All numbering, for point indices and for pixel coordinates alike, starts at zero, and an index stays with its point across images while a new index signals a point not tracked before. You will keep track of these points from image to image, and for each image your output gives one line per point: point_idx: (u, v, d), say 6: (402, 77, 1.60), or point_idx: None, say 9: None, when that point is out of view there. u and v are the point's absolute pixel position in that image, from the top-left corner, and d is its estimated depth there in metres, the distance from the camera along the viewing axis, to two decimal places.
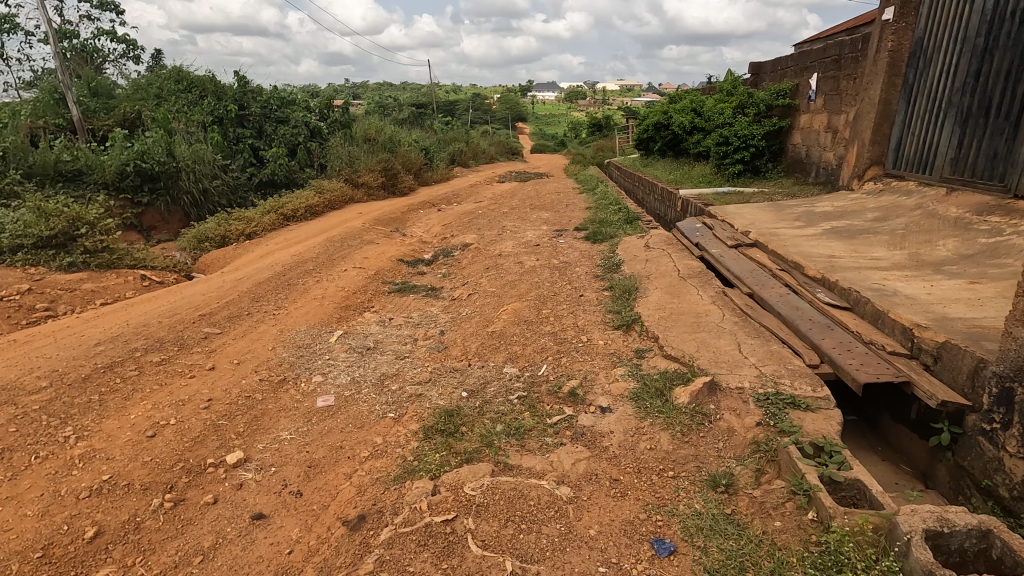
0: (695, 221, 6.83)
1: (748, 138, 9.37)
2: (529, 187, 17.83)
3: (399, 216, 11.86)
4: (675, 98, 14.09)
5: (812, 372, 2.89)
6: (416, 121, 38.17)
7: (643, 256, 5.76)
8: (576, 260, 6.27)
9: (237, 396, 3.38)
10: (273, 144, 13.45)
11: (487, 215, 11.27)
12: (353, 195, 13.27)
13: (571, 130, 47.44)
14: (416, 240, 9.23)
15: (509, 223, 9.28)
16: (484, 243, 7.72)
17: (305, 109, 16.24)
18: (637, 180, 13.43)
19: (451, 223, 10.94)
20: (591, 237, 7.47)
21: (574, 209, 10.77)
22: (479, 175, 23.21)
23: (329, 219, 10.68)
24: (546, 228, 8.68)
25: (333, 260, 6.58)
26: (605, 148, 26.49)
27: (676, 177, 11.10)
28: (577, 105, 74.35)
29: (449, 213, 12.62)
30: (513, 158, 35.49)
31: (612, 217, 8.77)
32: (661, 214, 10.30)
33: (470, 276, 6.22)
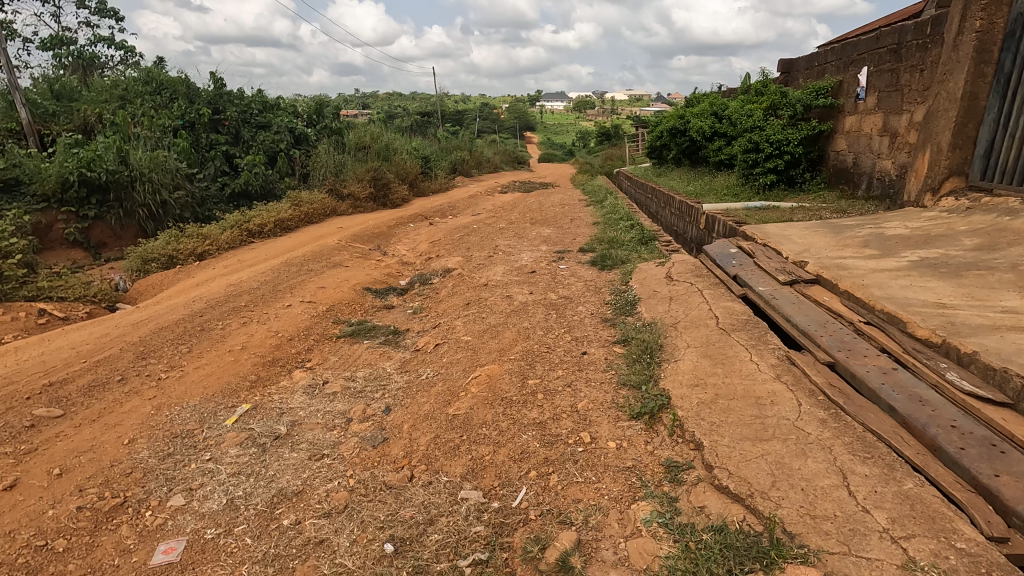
0: (726, 244, 5.52)
1: (783, 144, 8.06)
2: (532, 199, 16.58)
3: (383, 231, 10.64)
4: (692, 101, 12.80)
5: (1008, 560, 1.56)
6: (419, 130, 37.14)
7: (665, 293, 4.46)
8: (578, 294, 4.97)
9: (20, 548, 2.10)
10: (251, 151, 12.30)
11: (481, 231, 10.01)
12: (337, 207, 12.07)
13: (579, 139, 46.24)
14: (395, 261, 7.99)
15: (503, 242, 7.99)
16: (469, 268, 6.44)
17: (291, 114, 15.10)
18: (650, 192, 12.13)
19: (440, 240, 9.69)
20: (598, 262, 6.17)
21: (580, 225, 9.50)
22: (481, 185, 22.01)
23: (301, 234, 9.48)
24: (546, 248, 7.39)
25: (277, 290, 5.31)
26: (614, 157, 25.20)
27: (696, 189, 9.81)
28: (585, 115, 73.40)
29: (441, 228, 11.39)
30: (518, 167, 34.29)
31: (623, 236, 7.48)
32: (679, 231, 9.02)
33: (445, 314, 4.94)
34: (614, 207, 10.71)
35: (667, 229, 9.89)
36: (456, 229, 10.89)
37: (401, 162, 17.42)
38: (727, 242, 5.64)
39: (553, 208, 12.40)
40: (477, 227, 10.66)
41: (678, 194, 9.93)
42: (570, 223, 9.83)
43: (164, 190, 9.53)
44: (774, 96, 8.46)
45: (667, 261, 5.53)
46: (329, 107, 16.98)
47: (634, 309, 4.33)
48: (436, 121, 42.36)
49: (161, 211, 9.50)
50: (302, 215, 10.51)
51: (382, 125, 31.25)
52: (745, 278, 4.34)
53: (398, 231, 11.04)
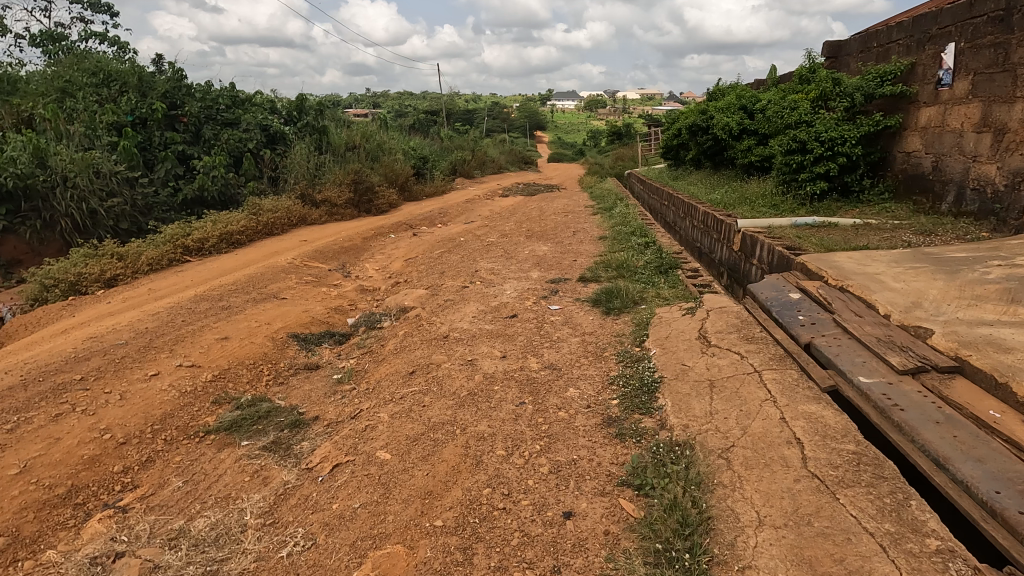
0: (780, 283, 3.94)
1: (836, 143, 6.45)
2: (535, 204, 15.04)
3: (354, 246, 9.15)
4: (714, 94, 11.16)
5: None
6: (422, 129, 35.62)
7: (701, 375, 2.90)
8: (568, 363, 3.43)
9: None
10: (211, 152, 10.86)
11: (467, 246, 8.47)
12: (307, 216, 10.61)
13: (590, 139, 44.55)
14: (352, 290, 6.48)
15: (486, 266, 6.44)
16: (431, 306, 4.91)
17: (266, 111, 13.64)
18: (667, 200, 10.53)
19: (416, 258, 8.16)
20: (602, 302, 4.61)
21: (583, 242, 7.94)
22: (483, 188, 20.46)
23: (251, 250, 8.03)
24: (537, 276, 5.85)
25: (149, 347, 3.82)
26: (625, 158, 23.51)
27: (723, 198, 8.22)
28: (596, 114, 71.72)
29: (425, 240, 9.89)
30: (525, 168, 32.62)
31: (634, 261, 5.91)
32: (703, 250, 7.46)
33: (377, 390, 3.41)
34: (624, 219, 9.14)
35: (688, 245, 8.31)
36: (440, 243, 9.40)
37: (391, 163, 15.91)
38: (780, 278, 4.08)
39: (554, 217, 10.81)
40: (463, 241, 9.13)
41: (701, 204, 8.35)
42: (571, 239, 8.25)
43: (93, 197, 8.12)
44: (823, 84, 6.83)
45: (696, 308, 3.96)
46: (311, 103, 15.51)
47: (654, 403, 2.77)
48: (441, 121, 40.88)
49: (89, 222, 8.09)
50: (260, 224, 9.06)
51: (381, 123, 29.77)
52: (828, 354, 2.78)
53: (373, 244, 9.54)
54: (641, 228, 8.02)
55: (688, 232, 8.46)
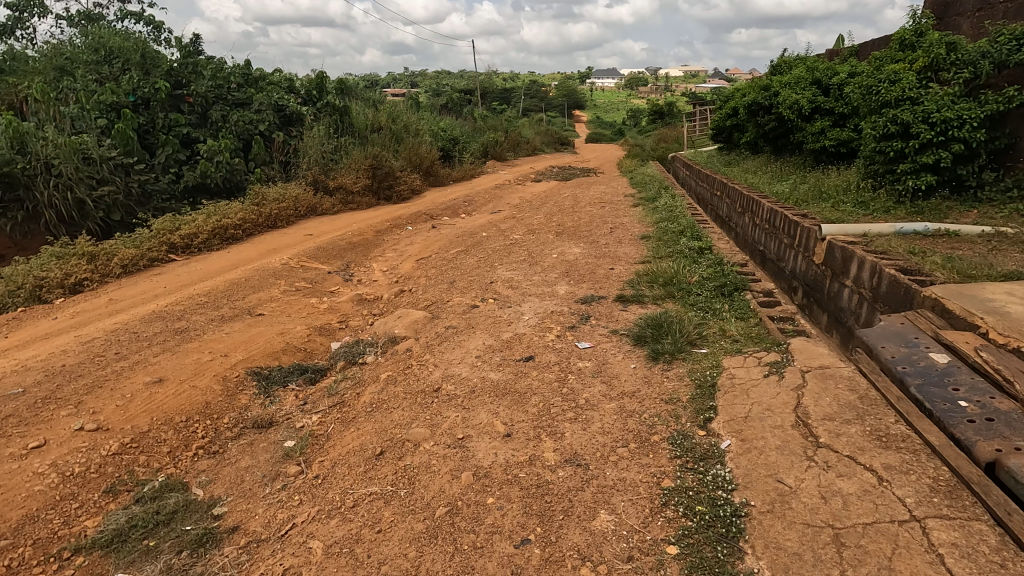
0: (909, 332, 2.75)
1: (950, 126, 5.05)
2: (569, 191, 13.85)
3: (364, 242, 8.24)
4: (778, 67, 9.64)
5: None
6: (455, 109, 34.45)
7: (816, 514, 1.80)
8: (600, 454, 2.36)
9: None
10: (219, 136, 10.08)
11: (487, 243, 7.42)
12: (318, 204, 9.75)
13: (629, 118, 42.51)
14: (348, 300, 5.55)
15: (502, 274, 5.37)
16: (426, 335, 3.90)
17: (281, 91, 12.78)
18: (721, 190, 9.18)
19: (428, 258, 7.18)
20: (646, 341, 3.50)
21: (621, 243, 6.76)
22: (515, 172, 19.29)
23: (247, 247, 7.21)
24: (564, 291, 4.77)
25: (50, 399, 2.93)
26: (667, 140, 21.88)
27: (793, 192, 6.88)
28: (637, 92, 68.95)
29: (443, 235, 8.90)
30: (560, 149, 31.14)
31: (686, 275, 4.73)
32: (768, 256, 6.21)
33: (327, 483, 2.42)
34: (670, 214, 7.89)
35: (748, 248, 7.05)
36: (460, 238, 8.39)
37: (415, 146, 14.91)
38: (905, 322, 2.89)
39: (589, 208, 9.61)
40: (483, 237, 8.09)
41: (765, 198, 7.03)
42: (608, 239, 7.08)
43: (81, 186, 7.41)
44: (932, 51, 5.40)
45: (783, 365, 2.81)
46: (332, 81, 14.58)
47: (740, 568, 1.68)
48: (475, 99, 39.60)
49: (76, 213, 7.38)
50: (262, 215, 8.24)
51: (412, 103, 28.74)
52: None
53: (385, 239, 8.62)
54: (693, 226, 6.79)
55: (748, 232, 7.17)
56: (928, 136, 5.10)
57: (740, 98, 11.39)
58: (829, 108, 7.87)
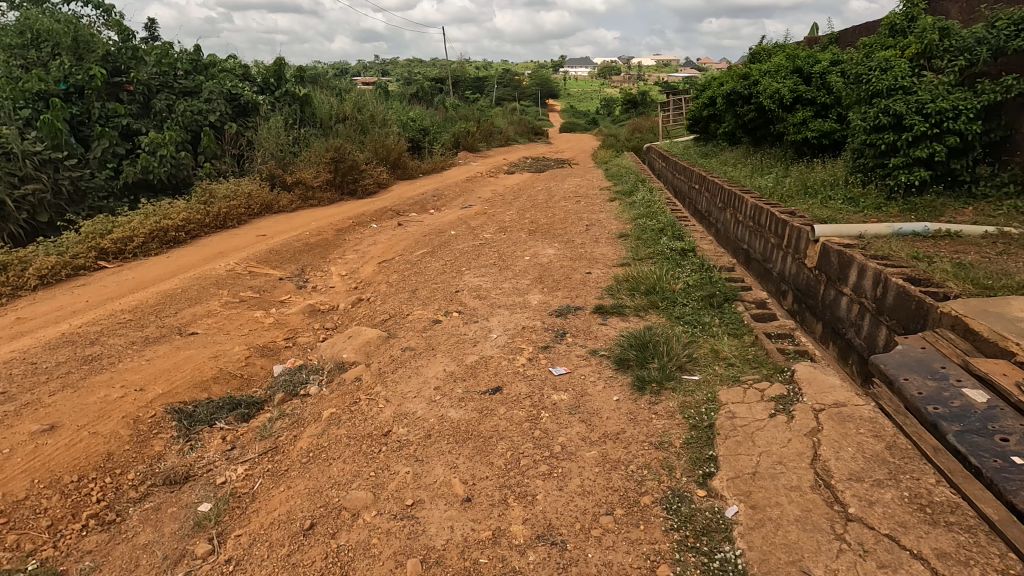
0: (935, 360, 2.37)
1: (945, 117, 4.73)
2: (543, 184, 13.39)
3: (323, 242, 7.65)
4: (756, 55, 9.30)
5: None
6: (425, 98, 33.55)
7: None
8: (579, 527, 1.92)
9: None
10: (163, 128, 9.29)
11: (455, 244, 6.91)
12: (274, 201, 9.09)
13: (603, 108, 42.14)
14: (298, 313, 5.00)
15: (469, 282, 4.89)
16: (380, 359, 3.41)
17: (235, 79, 11.96)
18: (700, 184, 8.82)
19: (391, 261, 6.64)
20: (630, 366, 3.07)
21: (598, 243, 6.33)
22: (487, 163, 18.73)
23: (190, 250, 6.57)
24: (536, 302, 4.32)
25: None
26: (641, 131, 21.54)
27: (777, 187, 6.54)
28: (610, 81, 68.75)
29: (408, 234, 8.35)
30: (534, 139, 30.61)
31: (670, 282, 4.32)
32: (753, 256, 5.86)
33: (241, 571, 1.93)
34: (648, 211, 7.49)
35: (730, 246, 6.70)
36: (427, 238, 7.87)
37: (381, 137, 14.24)
38: (926, 345, 2.51)
39: (563, 204, 9.16)
40: (451, 237, 7.58)
41: (748, 193, 6.68)
42: (584, 238, 6.64)
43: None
44: (924, 37, 5.06)
45: (791, 401, 2.40)
46: (291, 69, 13.75)
47: None
48: (447, 89, 38.71)
49: None
50: (209, 214, 7.57)
51: (380, 91, 27.78)
52: None
53: (346, 239, 8.04)
54: (673, 224, 6.40)
55: (730, 229, 6.82)
56: (922, 128, 4.77)
57: (717, 87, 11.04)
58: (811, 98, 7.55)
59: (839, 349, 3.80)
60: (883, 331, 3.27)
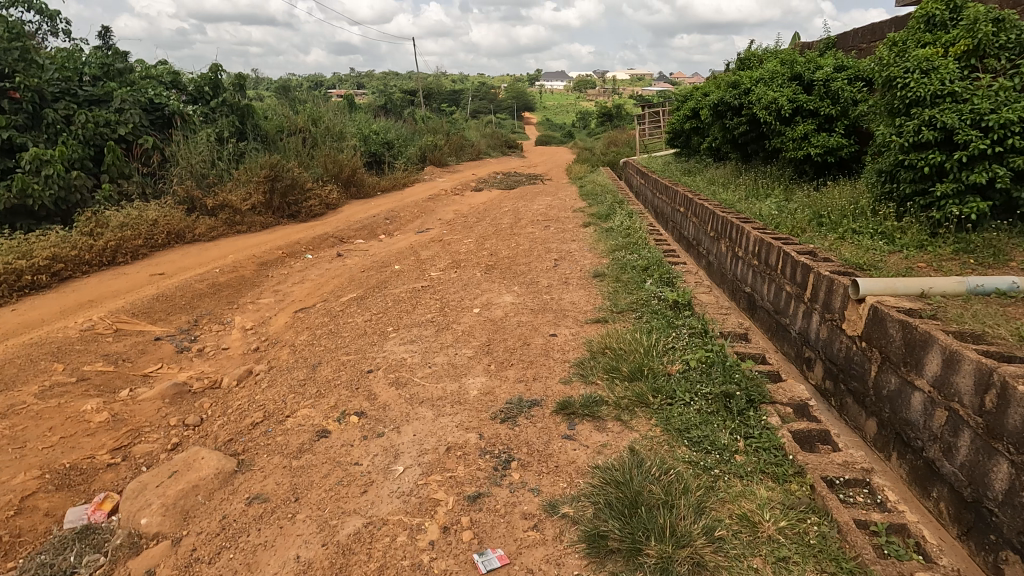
0: None
1: (1011, 132, 3.62)
2: (512, 203, 12.18)
3: (235, 283, 6.28)
4: (744, 62, 8.29)
5: None
6: (394, 110, 32.21)
7: None
8: None
9: None
10: (56, 142, 7.83)
11: (392, 286, 5.61)
12: (190, 226, 7.70)
13: (579, 120, 41.36)
14: (155, 399, 3.64)
15: (390, 354, 3.60)
16: (203, 528, 2.09)
17: (159, 87, 10.51)
18: (686, 207, 7.70)
19: (311, 308, 5.33)
20: (610, 555, 1.82)
21: (568, 286, 5.10)
22: (455, 179, 17.47)
23: (49, 298, 5.14)
24: (476, 393, 3.05)
25: None
26: (617, 145, 20.55)
27: (782, 215, 5.42)
28: (585, 94, 68.44)
29: (345, 269, 7.03)
30: (507, 153, 29.47)
31: (663, 361, 3.10)
32: (759, 303, 4.70)
33: None
34: (629, 242, 6.30)
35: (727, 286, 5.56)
36: (365, 274, 6.56)
37: (333, 153, 12.90)
38: None
39: (530, 230, 7.92)
40: (393, 274, 6.30)
41: (747, 222, 5.54)
42: (550, 278, 5.41)
43: None
44: (975, 30, 3.98)
45: None
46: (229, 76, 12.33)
47: None
48: (418, 100, 37.46)
49: None
50: (90, 248, 6.15)
51: (345, 102, 26.34)
52: None
53: (268, 277, 6.69)
54: (660, 261, 5.21)
55: (727, 265, 5.66)
56: (982, 146, 3.66)
57: (701, 99, 10.01)
58: (813, 110, 6.54)
59: (910, 467, 2.62)
60: (1002, 467, 2.08)
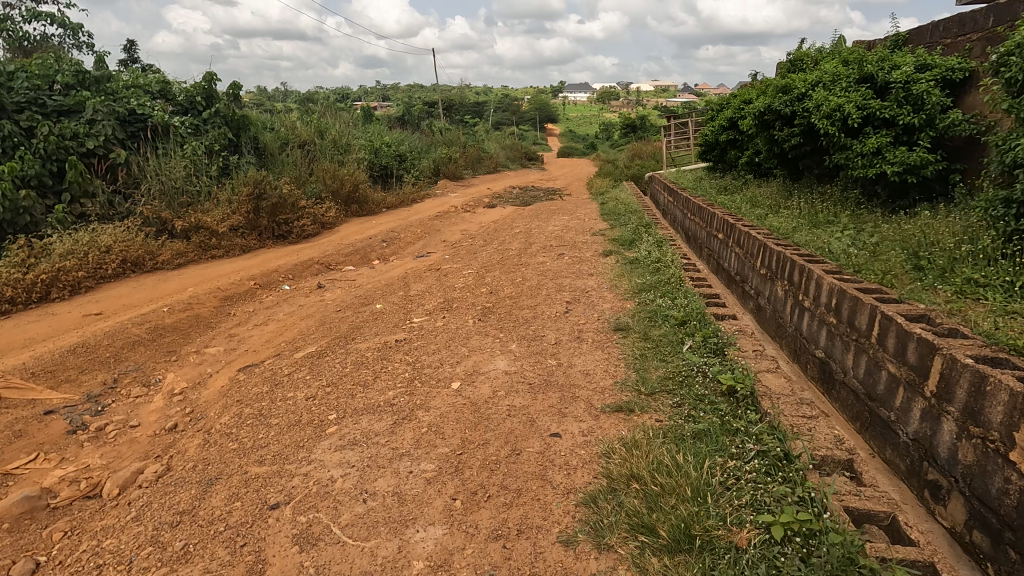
0: None
1: None
2: (526, 222, 11.08)
3: (184, 325, 5.26)
4: (793, 64, 7.08)
5: None
6: (412, 121, 31.47)
7: None
8: None
9: None
10: (10, 158, 7.00)
11: (361, 337, 4.51)
12: (152, 251, 6.80)
13: (601, 132, 40.24)
14: None
15: (314, 472, 2.48)
16: None
17: (143, 97, 9.72)
18: (727, 234, 6.47)
19: (256, 365, 4.25)
20: None
21: (582, 347, 3.93)
22: (468, 194, 16.45)
23: None
24: (423, 567, 1.92)
25: None
26: (641, 159, 19.32)
27: (860, 254, 4.19)
28: (608, 106, 67.42)
29: (320, 306, 5.97)
30: (526, 165, 28.40)
31: (724, 520, 1.93)
32: (839, 380, 3.47)
33: None
34: (660, 281, 5.11)
35: (787, 346, 4.32)
36: (340, 315, 5.49)
37: (334, 167, 12.00)
38: None
39: (541, 259, 6.79)
40: (370, 317, 5.21)
41: (813, 261, 4.32)
42: (559, 334, 4.24)
43: None
44: None
45: None
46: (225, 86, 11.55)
47: None
48: (437, 112, 36.79)
49: None
50: (14, 285, 5.25)
51: (360, 114, 25.66)
52: None
53: (227, 317, 5.68)
54: (703, 314, 4.01)
55: (787, 316, 4.43)
56: None
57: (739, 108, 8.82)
58: (890, 118, 5.30)
59: None
60: None
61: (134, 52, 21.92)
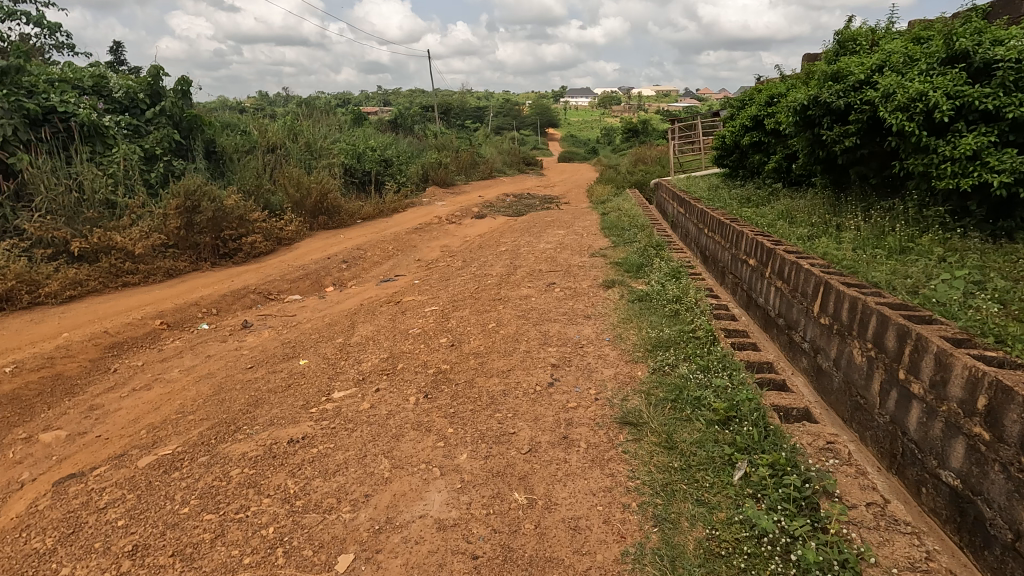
0: None
1: None
2: (516, 236, 9.67)
3: (29, 394, 3.85)
4: (842, 46, 5.63)
5: None
6: (406, 124, 30.11)
7: None
8: None
9: None
10: None
11: (248, 425, 3.08)
12: (34, 283, 5.46)
13: (603, 136, 38.92)
14: None
15: None
16: None
17: (68, 93, 8.36)
18: (765, 261, 5.04)
19: (82, 474, 2.83)
20: None
21: (570, 464, 2.51)
22: (458, 203, 15.06)
23: None
24: None
25: None
26: (646, 163, 17.95)
27: (994, 314, 2.75)
28: (610, 110, 66.28)
29: (232, 357, 4.55)
30: (524, 170, 27.02)
31: None
32: (1006, 542, 2.06)
33: None
34: (684, 338, 3.67)
35: (881, 447, 2.89)
36: (249, 375, 4.07)
37: (300, 173, 10.62)
38: None
39: (525, 291, 5.38)
40: (283, 383, 3.78)
41: (918, 321, 2.88)
42: (536, 432, 2.80)
43: None
44: None
45: None
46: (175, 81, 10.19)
47: None
48: (433, 115, 35.51)
49: None
50: None
51: (350, 117, 24.36)
52: None
53: (103, 376, 4.28)
54: (760, 411, 2.59)
55: (876, 399, 3.00)
56: None
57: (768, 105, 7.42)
58: (992, 109, 3.88)
59: None
60: None
61: (119, 53, 20.77)
